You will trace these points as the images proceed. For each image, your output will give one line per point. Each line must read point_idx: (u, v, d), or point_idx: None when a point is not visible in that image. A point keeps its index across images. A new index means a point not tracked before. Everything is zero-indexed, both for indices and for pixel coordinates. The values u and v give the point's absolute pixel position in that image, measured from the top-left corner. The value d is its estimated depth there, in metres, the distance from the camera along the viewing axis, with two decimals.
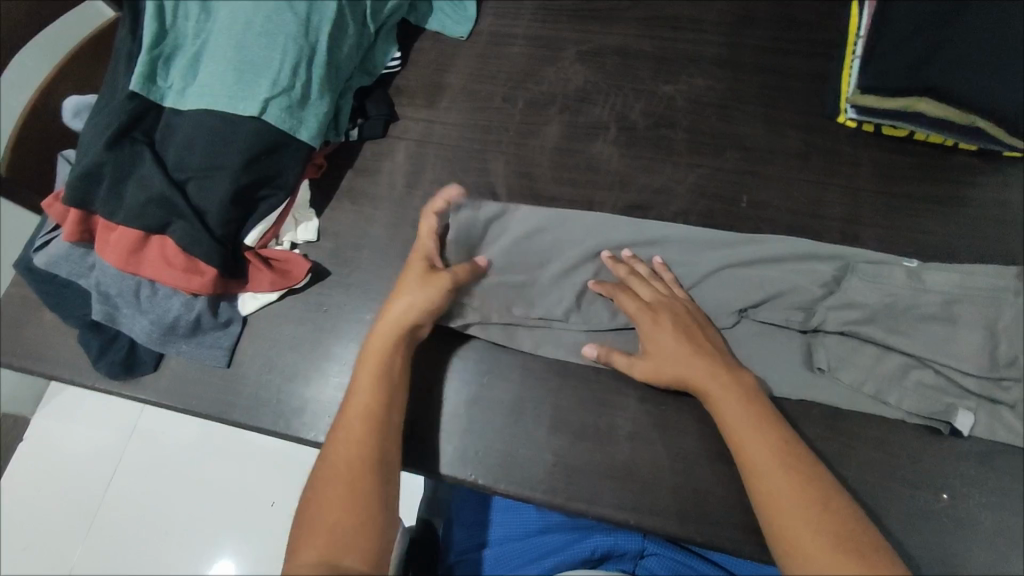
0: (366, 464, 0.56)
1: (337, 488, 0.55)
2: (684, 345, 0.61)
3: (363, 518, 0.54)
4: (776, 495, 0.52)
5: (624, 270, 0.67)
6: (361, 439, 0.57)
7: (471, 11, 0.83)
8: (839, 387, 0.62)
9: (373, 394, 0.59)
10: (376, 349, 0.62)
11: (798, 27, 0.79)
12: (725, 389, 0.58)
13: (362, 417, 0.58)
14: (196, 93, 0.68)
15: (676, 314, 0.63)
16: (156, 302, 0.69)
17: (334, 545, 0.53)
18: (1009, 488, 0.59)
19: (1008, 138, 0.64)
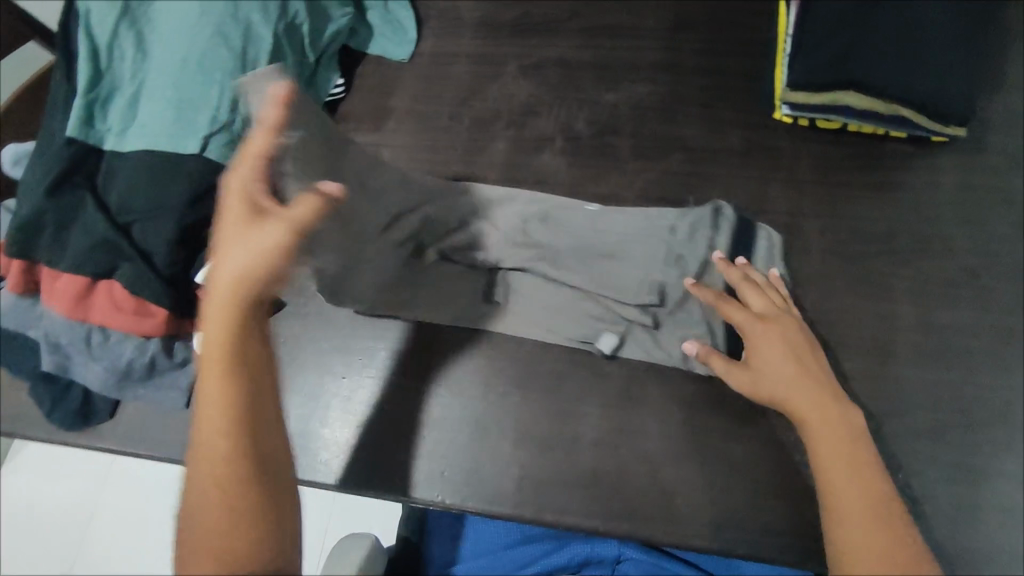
0: (233, 464, 0.49)
1: (211, 492, 0.49)
2: (792, 365, 0.58)
3: (246, 523, 0.48)
4: (859, 536, 0.49)
5: (737, 274, 0.64)
6: (222, 436, 0.50)
7: (412, 34, 0.84)
8: (511, 317, 0.68)
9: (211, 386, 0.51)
10: (211, 331, 0.51)
11: (731, 28, 0.80)
12: (835, 428, 0.54)
13: (209, 411, 0.50)
14: (136, 135, 0.68)
15: (786, 331, 0.60)
16: (108, 348, 0.67)
17: (221, 559, 0.46)
18: (965, 462, 0.60)
19: (929, 122, 0.68)
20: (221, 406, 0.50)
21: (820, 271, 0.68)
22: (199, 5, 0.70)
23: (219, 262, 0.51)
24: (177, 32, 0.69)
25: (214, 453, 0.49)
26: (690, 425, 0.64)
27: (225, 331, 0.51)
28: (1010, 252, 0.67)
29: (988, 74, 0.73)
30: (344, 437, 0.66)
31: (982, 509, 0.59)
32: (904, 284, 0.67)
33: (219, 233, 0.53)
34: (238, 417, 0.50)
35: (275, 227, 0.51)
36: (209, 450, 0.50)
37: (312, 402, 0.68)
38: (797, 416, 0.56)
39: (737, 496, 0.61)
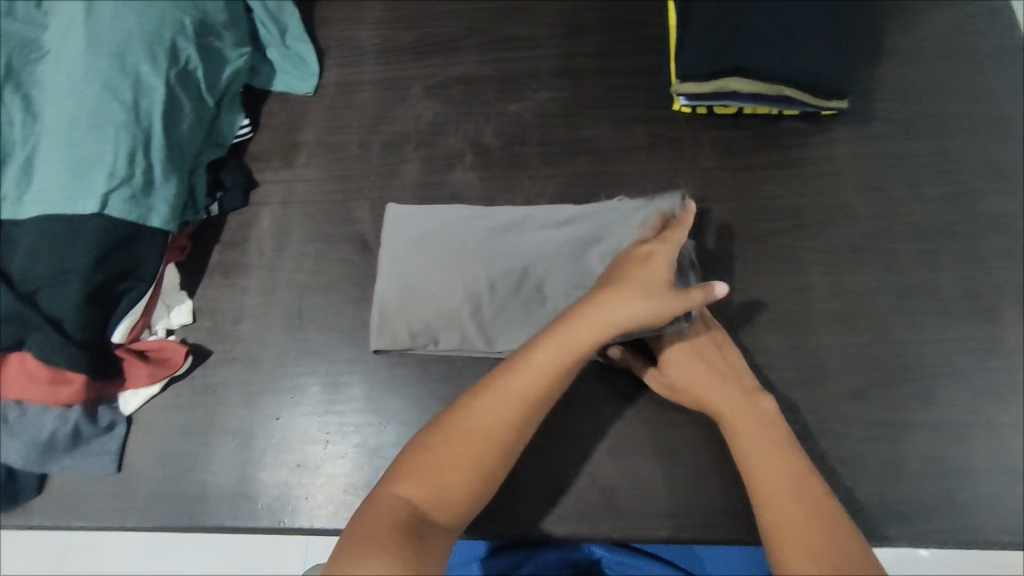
0: (507, 435, 0.50)
1: (464, 448, 0.49)
2: (703, 366, 0.59)
3: (475, 485, 0.48)
4: (782, 513, 0.49)
5: None
6: (523, 404, 0.51)
7: (314, 67, 0.83)
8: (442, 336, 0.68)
9: (556, 359, 0.52)
10: (590, 321, 0.53)
11: (625, 28, 0.82)
12: (747, 414, 0.55)
13: (549, 376, 0.51)
14: (34, 201, 0.66)
15: (696, 333, 0.61)
16: (26, 422, 0.66)
17: (435, 501, 0.47)
18: (882, 419, 0.63)
19: (810, 98, 0.70)
20: (540, 381, 0.51)
21: (734, 253, 0.70)
22: (85, 62, 0.68)
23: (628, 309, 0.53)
24: (67, 92, 0.68)
25: (487, 416, 0.50)
26: (625, 420, 0.64)
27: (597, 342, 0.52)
28: (907, 213, 0.70)
29: (868, 43, 0.76)
30: (283, 478, 0.66)
31: (901, 461, 0.62)
32: (813, 255, 0.69)
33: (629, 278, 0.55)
34: (541, 403, 0.51)
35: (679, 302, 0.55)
36: (512, 402, 0.50)
37: (247, 447, 0.68)
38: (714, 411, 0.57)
39: (675, 483, 0.62)
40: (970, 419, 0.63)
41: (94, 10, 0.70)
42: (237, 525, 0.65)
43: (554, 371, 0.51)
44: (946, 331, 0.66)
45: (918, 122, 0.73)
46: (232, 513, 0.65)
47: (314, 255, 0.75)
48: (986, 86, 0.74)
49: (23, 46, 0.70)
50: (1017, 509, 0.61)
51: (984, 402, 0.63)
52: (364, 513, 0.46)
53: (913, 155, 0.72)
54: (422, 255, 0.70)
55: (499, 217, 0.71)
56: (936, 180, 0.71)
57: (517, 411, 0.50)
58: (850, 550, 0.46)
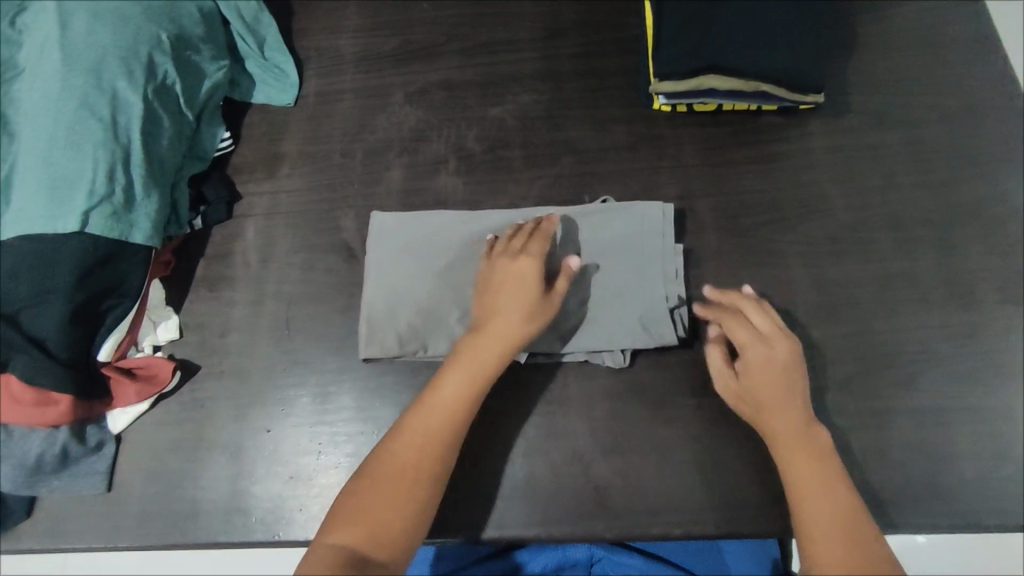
0: (425, 465, 0.56)
1: (390, 484, 0.54)
2: (782, 389, 0.58)
3: (408, 517, 0.54)
4: (829, 555, 0.51)
5: (734, 296, 0.63)
6: (435, 435, 0.57)
7: (293, 77, 0.82)
8: (428, 342, 0.68)
9: (459, 388, 0.58)
10: (478, 350, 0.60)
11: (604, 29, 0.83)
12: (804, 448, 0.56)
13: (452, 405, 0.58)
14: (13, 220, 0.65)
15: (784, 358, 0.59)
16: (13, 444, 0.65)
17: (370, 539, 0.52)
18: (870, 407, 0.64)
19: (788, 93, 0.71)
20: (444, 410, 0.58)
21: (717, 248, 0.71)
22: (60, 80, 0.68)
23: (508, 334, 0.60)
24: (44, 110, 0.68)
25: (405, 451, 0.56)
26: (617, 418, 0.65)
27: (487, 367, 0.59)
28: (886, 203, 0.71)
29: (842, 37, 0.77)
30: (275, 490, 0.66)
31: (890, 449, 0.63)
32: (795, 248, 0.70)
33: (505, 304, 0.61)
34: (451, 430, 0.57)
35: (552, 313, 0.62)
36: (426, 435, 0.57)
37: (238, 461, 0.67)
38: (771, 436, 0.58)
39: (668, 480, 0.62)
40: (955, 404, 0.64)
41: (69, 27, 0.69)
42: (230, 540, 0.65)
43: (454, 399, 0.58)
44: (928, 318, 0.67)
45: (894, 113, 0.74)
46: (225, 529, 0.65)
47: (300, 266, 0.75)
48: (958, 76, 0.75)
49: None
50: (1004, 492, 0.61)
51: (968, 388, 0.64)
52: (305, 562, 0.51)
53: (890, 146, 0.73)
54: (409, 262, 0.70)
55: (485, 224, 0.71)
56: (913, 170, 0.72)
57: (429, 441, 0.56)
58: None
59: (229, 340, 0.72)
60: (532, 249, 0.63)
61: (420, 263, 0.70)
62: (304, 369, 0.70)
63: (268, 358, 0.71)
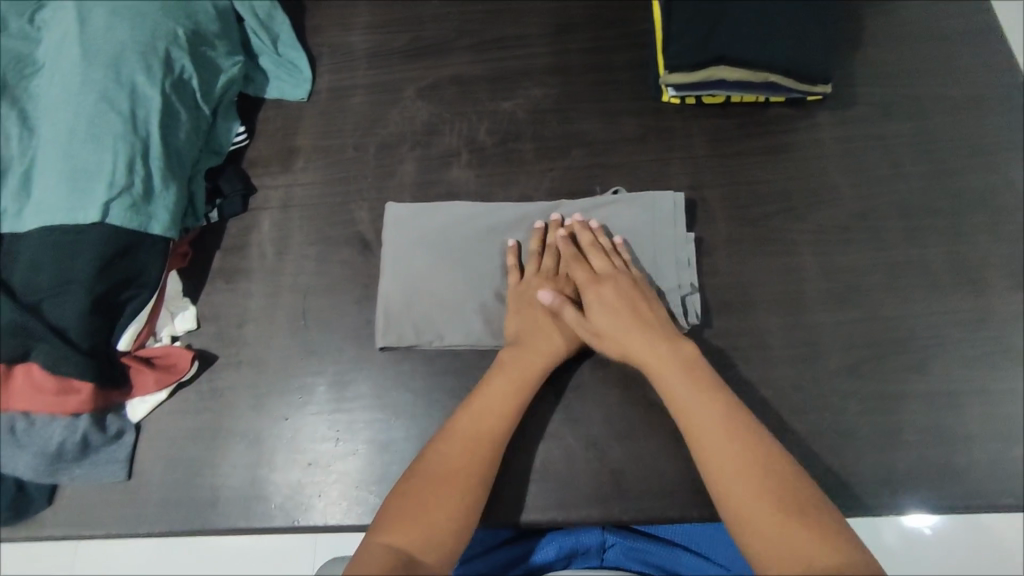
0: (471, 470, 0.56)
1: (441, 486, 0.55)
2: (629, 317, 0.63)
3: (460, 519, 0.54)
4: (720, 458, 0.53)
5: (587, 241, 0.68)
6: (479, 442, 0.58)
7: (306, 73, 0.84)
8: (444, 330, 0.69)
9: (503, 394, 0.61)
10: (519, 361, 0.63)
11: (612, 25, 0.84)
12: (670, 364, 0.59)
13: (496, 414, 0.60)
14: (34, 213, 0.66)
15: (625, 288, 0.64)
16: (34, 433, 0.65)
17: (424, 540, 0.51)
18: (880, 391, 0.65)
19: (795, 83, 0.72)
20: (490, 415, 0.60)
21: (727, 237, 0.72)
22: (79, 74, 0.69)
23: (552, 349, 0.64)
24: (64, 104, 0.68)
25: (454, 454, 0.57)
26: (631, 404, 0.66)
27: (531, 379, 0.63)
28: (894, 191, 0.72)
29: (847, 31, 0.79)
30: (294, 477, 0.67)
31: (901, 431, 0.64)
32: (804, 237, 0.71)
33: (546, 322, 0.66)
34: (496, 435, 0.59)
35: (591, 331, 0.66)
36: (474, 439, 0.58)
37: (256, 449, 0.68)
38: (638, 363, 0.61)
39: (683, 463, 0.63)
40: (963, 388, 0.65)
41: (89, 24, 0.70)
42: (250, 526, 0.66)
43: (500, 405, 0.61)
44: (937, 304, 0.68)
45: (899, 105, 0.75)
46: (244, 516, 0.66)
47: (315, 257, 0.76)
48: (962, 67, 0.76)
49: (18, 62, 0.71)
50: (1016, 472, 0.62)
51: (976, 372, 0.65)
52: (353, 563, 0.50)
53: (897, 137, 0.74)
54: (427, 253, 0.71)
55: (501, 214, 0.72)
56: (919, 159, 0.73)
57: (477, 445, 0.58)
58: (784, 480, 0.52)
59: (245, 331, 0.73)
60: (563, 271, 0.69)
61: (435, 254, 0.71)
62: (321, 358, 0.71)
63: (285, 348, 0.72)
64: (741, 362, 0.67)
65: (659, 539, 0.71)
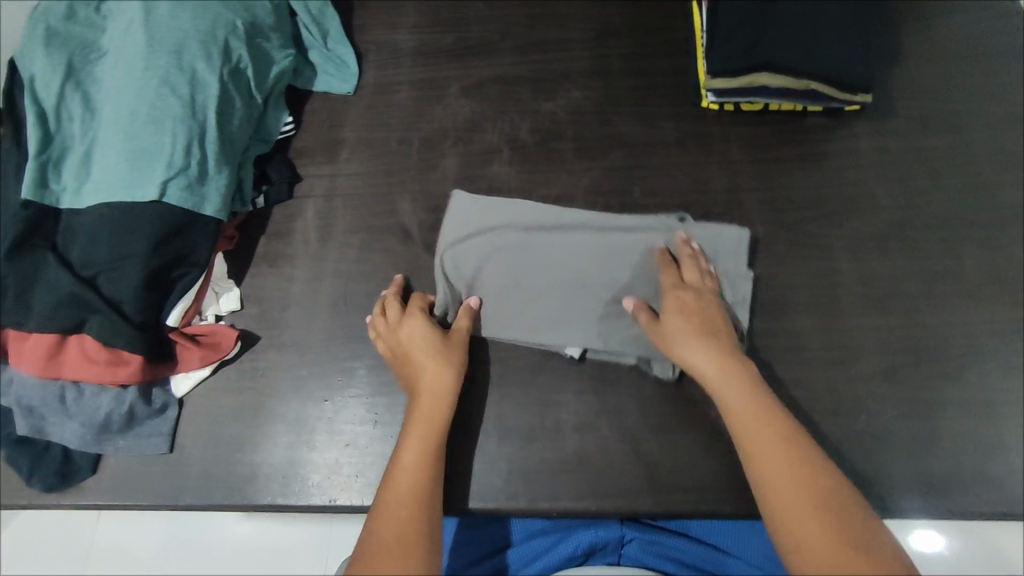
0: (414, 534, 0.55)
1: (383, 561, 0.52)
2: (698, 326, 0.63)
3: None
4: (771, 468, 0.54)
5: (686, 251, 0.69)
6: (410, 504, 0.57)
7: (354, 68, 0.85)
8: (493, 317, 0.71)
9: (415, 451, 0.61)
10: (415, 415, 0.63)
11: (654, 32, 0.85)
12: (731, 374, 0.59)
13: (418, 469, 0.60)
14: (93, 190, 0.69)
15: (700, 302, 0.65)
16: (83, 403, 0.68)
17: None
18: (911, 397, 0.66)
19: (835, 92, 0.74)
20: (409, 477, 0.59)
21: (764, 241, 0.73)
22: (143, 60, 0.71)
23: (421, 382, 0.65)
24: (126, 88, 0.71)
25: (388, 527, 0.55)
26: (664, 400, 0.68)
27: (433, 414, 0.63)
28: (931, 203, 0.73)
29: (888, 46, 0.80)
30: (331, 457, 0.69)
31: (932, 436, 0.65)
32: (841, 243, 0.72)
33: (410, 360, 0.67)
34: (422, 493, 0.58)
35: (461, 351, 0.67)
36: (400, 507, 0.57)
37: (297, 428, 0.71)
38: (698, 372, 0.61)
39: (714, 458, 0.66)
40: (994, 396, 0.66)
41: (154, 13, 0.73)
42: (288, 503, 0.68)
43: (415, 465, 0.60)
44: (971, 315, 0.69)
45: (937, 118, 0.76)
46: (284, 494, 0.68)
47: (358, 245, 0.78)
48: (1003, 85, 0.77)
49: (83, 48, 0.74)
50: None
51: (1009, 382, 0.66)
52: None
53: (935, 150, 0.75)
54: (488, 243, 0.73)
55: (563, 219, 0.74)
56: (956, 173, 0.74)
57: (408, 508, 0.57)
58: (831, 495, 0.52)
59: (290, 314, 0.75)
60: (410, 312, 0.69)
61: (496, 243, 0.73)
62: (361, 345, 0.73)
63: (328, 333, 0.74)
64: (775, 363, 0.68)
65: (679, 533, 0.72)
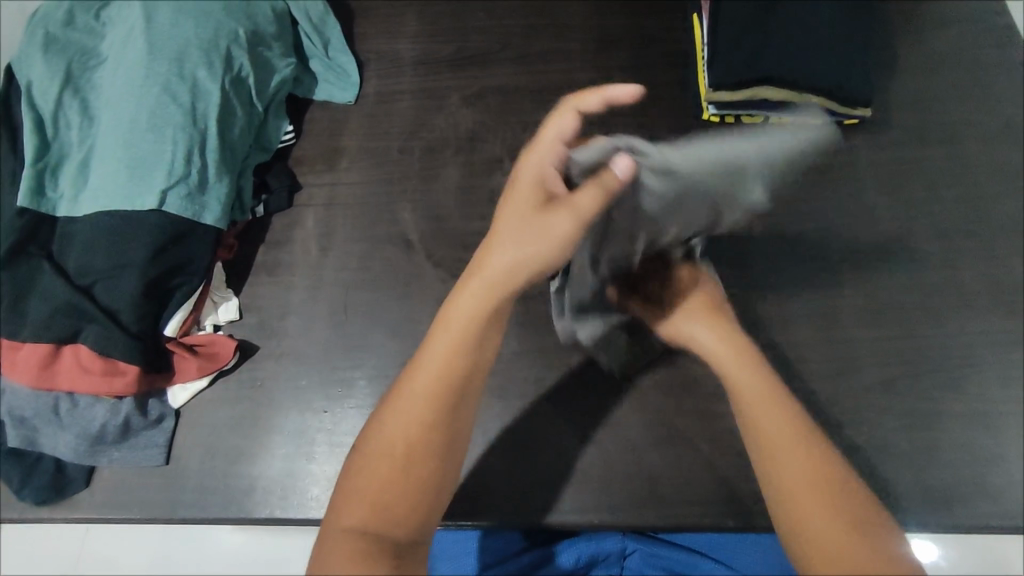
0: (432, 437, 0.48)
1: (385, 465, 0.47)
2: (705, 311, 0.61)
3: (421, 496, 0.47)
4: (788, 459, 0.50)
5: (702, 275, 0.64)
6: (438, 395, 0.49)
7: (355, 77, 0.85)
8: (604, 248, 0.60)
9: (458, 335, 0.50)
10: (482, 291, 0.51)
11: (654, 43, 0.85)
12: (738, 358, 0.57)
13: (450, 359, 0.50)
14: (91, 198, 0.68)
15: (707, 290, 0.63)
16: (78, 414, 0.67)
17: (382, 521, 0.46)
18: (913, 408, 0.66)
19: (836, 105, 0.74)
20: (442, 356, 0.50)
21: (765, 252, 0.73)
22: (144, 66, 0.71)
23: (499, 249, 0.52)
24: (126, 94, 0.70)
25: (403, 420, 0.49)
26: (666, 413, 0.67)
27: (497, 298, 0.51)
28: (929, 215, 0.74)
29: (884, 60, 0.81)
30: (331, 469, 0.68)
31: (934, 448, 0.65)
32: (841, 255, 0.73)
33: (506, 214, 0.53)
34: (453, 383, 0.49)
35: (561, 233, 0.50)
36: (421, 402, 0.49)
37: (297, 440, 0.70)
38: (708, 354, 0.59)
39: (718, 470, 0.65)
40: (996, 407, 0.66)
41: (154, 20, 0.73)
42: (287, 516, 0.67)
43: (454, 343, 0.50)
44: (972, 326, 0.69)
45: (935, 131, 0.77)
46: (284, 507, 0.67)
47: (358, 255, 0.77)
48: (999, 98, 0.78)
49: (82, 54, 0.74)
50: None
51: (1009, 392, 0.67)
52: (319, 556, 0.46)
53: (933, 163, 0.76)
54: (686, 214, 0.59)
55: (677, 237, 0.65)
56: (955, 185, 0.75)
57: (429, 402, 0.49)
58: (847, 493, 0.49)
59: (290, 325, 0.74)
60: (529, 168, 0.54)
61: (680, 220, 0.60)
62: (362, 355, 0.72)
63: (328, 342, 0.73)
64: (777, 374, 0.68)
65: (681, 545, 0.71)
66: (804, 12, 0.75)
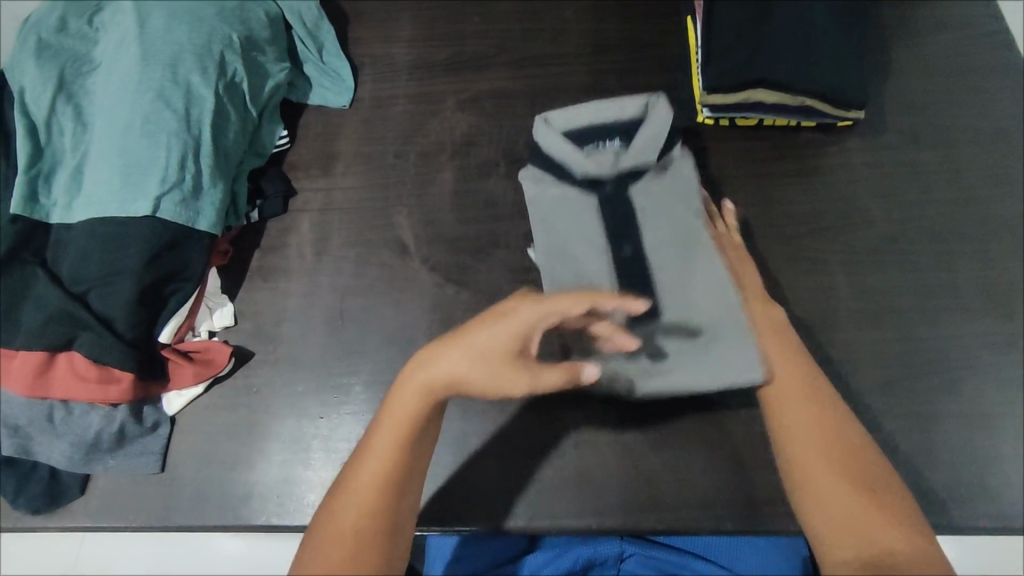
0: (379, 519, 0.50)
1: (339, 546, 0.49)
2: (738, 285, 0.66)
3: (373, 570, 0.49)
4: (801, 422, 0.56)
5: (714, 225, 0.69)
6: (381, 483, 0.51)
7: (349, 81, 0.85)
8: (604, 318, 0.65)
9: (395, 432, 0.52)
10: (428, 396, 0.52)
11: (648, 47, 0.85)
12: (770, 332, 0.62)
13: (391, 449, 0.52)
14: (84, 204, 0.67)
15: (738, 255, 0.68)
16: (72, 422, 0.67)
17: None
18: (909, 411, 0.67)
19: (829, 108, 0.75)
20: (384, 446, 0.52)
21: (761, 255, 0.73)
22: (137, 73, 0.71)
23: (450, 361, 0.51)
24: (120, 101, 0.70)
25: (352, 506, 0.50)
26: (662, 416, 0.67)
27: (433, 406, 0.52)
28: (924, 217, 0.74)
29: (877, 63, 0.81)
30: (327, 475, 0.68)
31: (931, 450, 0.65)
32: (837, 257, 0.73)
33: (479, 344, 0.50)
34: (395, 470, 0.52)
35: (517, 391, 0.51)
36: (368, 487, 0.51)
37: (293, 446, 0.69)
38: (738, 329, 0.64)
39: (714, 473, 0.65)
40: (992, 409, 0.66)
41: (148, 26, 0.73)
42: (283, 523, 0.67)
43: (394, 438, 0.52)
44: (967, 328, 0.69)
45: (929, 134, 0.78)
46: (280, 514, 0.67)
47: (353, 260, 0.77)
48: (992, 101, 0.79)
49: (75, 61, 0.73)
50: None
51: (1005, 394, 0.67)
52: None
53: (927, 165, 0.76)
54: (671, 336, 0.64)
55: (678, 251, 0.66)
56: (950, 187, 0.75)
57: (375, 487, 0.51)
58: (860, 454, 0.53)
59: (285, 331, 0.74)
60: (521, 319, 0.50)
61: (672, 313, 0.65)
62: (358, 360, 0.72)
63: (324, 348, 0.73)
64: None
65: (675, 547, 0.72)
66: (797, 15, 0.75)
